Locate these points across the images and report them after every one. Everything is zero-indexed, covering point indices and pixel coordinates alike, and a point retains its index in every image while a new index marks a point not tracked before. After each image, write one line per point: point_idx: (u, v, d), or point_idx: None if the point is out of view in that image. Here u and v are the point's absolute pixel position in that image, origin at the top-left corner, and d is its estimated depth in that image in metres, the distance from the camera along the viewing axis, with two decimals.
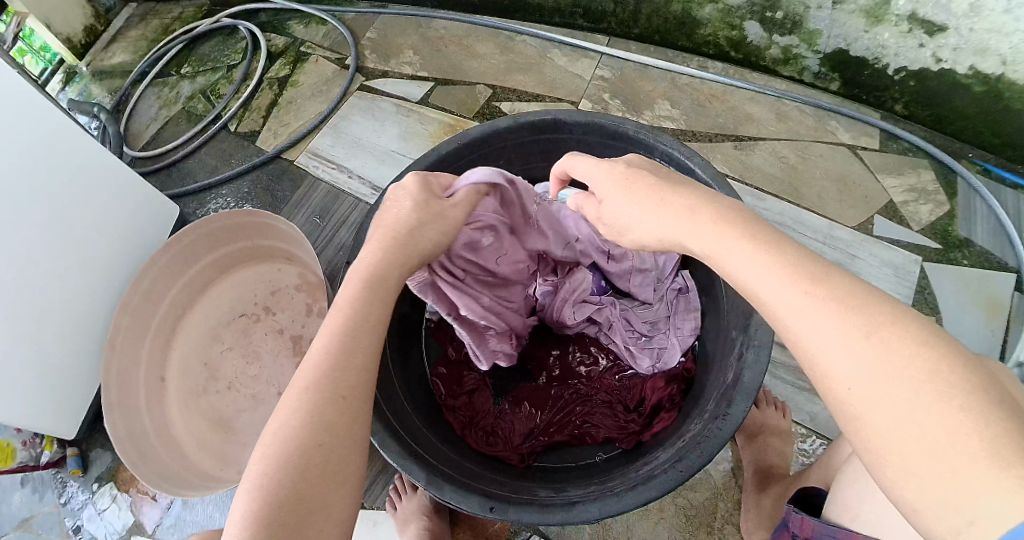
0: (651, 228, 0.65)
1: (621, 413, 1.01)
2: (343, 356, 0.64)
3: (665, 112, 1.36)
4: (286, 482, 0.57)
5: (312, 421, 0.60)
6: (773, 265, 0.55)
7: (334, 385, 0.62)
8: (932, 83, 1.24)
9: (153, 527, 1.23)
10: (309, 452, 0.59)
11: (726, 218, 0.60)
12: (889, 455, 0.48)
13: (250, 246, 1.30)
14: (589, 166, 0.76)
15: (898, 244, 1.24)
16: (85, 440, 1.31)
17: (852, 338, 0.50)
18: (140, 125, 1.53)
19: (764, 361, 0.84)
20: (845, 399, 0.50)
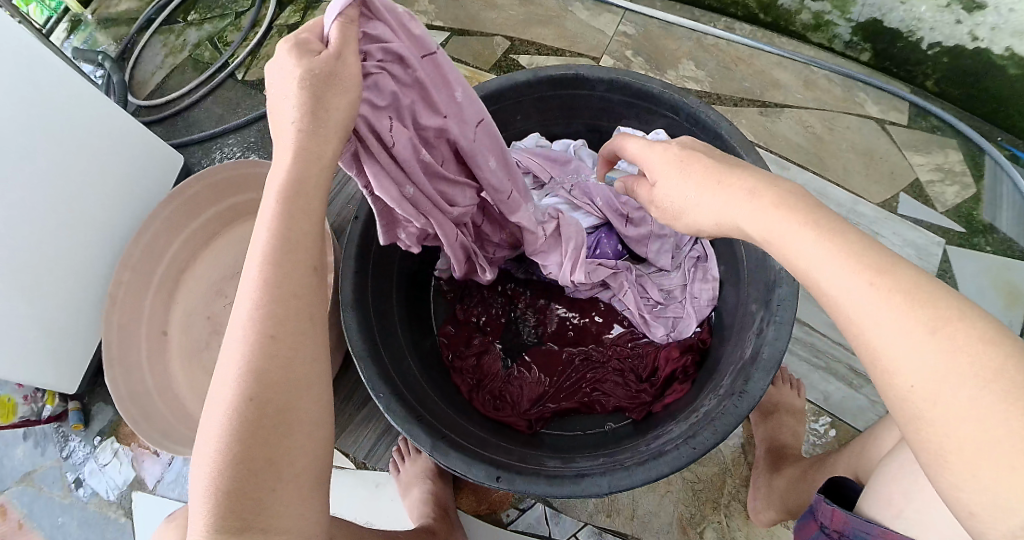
0: (709, 211, 0.60)
1: (633, 383, 0.98)
2: (287, 302, 0.55)
3: (689, 73, 1.31)
4: (248, 453, 0.52)
5: (263, 382, 0.53)
6: (834, 254, 0.50)
7: (282, 337, 0.54)
8: (967, 61, 1.20)
9: (155, 482, 1.22)
10: (267, 418, 0.53)
11: (788, 203, 0.54)
12: (935, 442, 0.45)
13: (257, 199, 1.26)
14: (640, 146, 0.70)
15: (921, 224, 1.20)
16: (87, 394, 1.28)
17: (917, 333, 0.46)
18: (146, 74, 1.49)
19: (785, 339, 0.80)
20: (907, 397, 0.46)
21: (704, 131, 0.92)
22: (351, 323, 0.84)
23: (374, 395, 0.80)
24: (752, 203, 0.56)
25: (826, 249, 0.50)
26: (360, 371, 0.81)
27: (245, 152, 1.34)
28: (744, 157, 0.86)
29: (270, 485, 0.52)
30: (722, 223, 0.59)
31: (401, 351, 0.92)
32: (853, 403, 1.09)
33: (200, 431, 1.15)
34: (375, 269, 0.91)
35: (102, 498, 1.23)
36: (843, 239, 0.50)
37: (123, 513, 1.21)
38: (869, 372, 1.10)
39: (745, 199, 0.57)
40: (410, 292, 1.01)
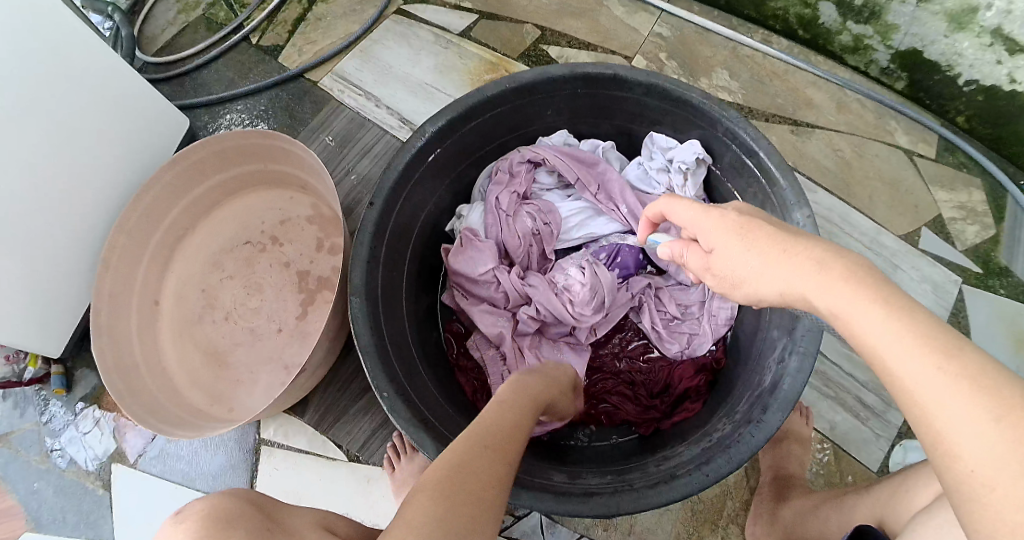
0: (773, 283, 0.59)
1: (643, 398, 0.95)
2: (505, 426, 0.67)
3: (722, 82, 1.28)
4: (457, 505, 0.56)
5: (474, 456, 0.61)
6: (904, 332, 0.49)
7: (497, 441, 0.65)
8: (1002, 103, 1.17)
9: (136, 457, 1.18)
10: (473, 481, 0.58)
11: (857, 277, 0.53)
12: (985, 523, 0.45)
13: (263, 169, 1.20)
14: (691, 212, 0.68)
15: (941, 260, 1.18)
16: (71, 358, 1.23)
17: (981, 421, 0.45)
18: (157, 29, 1.43)
19: (808, 372, 0.77)
20: (966, 481, 0.46)
21: (740, 148, 0.89)
22: (358, 314, 0.82)
23: (379, 395, 0.79)
24: (820, 278, 0.55)
25: (888, 318, 0.50)
26: (364, 366, 0.80)
27: (254, 119, 1.29)
28: (783, 181, 0.84)
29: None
30: (789, 296, 0.58)
31: (408, 347, 0.90)
32: (859, 435, 1.06)
33: (188, 409, 1.11)
34: (387, 260, 0.88)
35: (80, 468, 1.18)
36: (911, 310, 0.50)
37: (101, 485, 1.17)
38: (878, 406, 1.07)
39: (813, 273, 0.56)
40: (419, 282, 0.98)
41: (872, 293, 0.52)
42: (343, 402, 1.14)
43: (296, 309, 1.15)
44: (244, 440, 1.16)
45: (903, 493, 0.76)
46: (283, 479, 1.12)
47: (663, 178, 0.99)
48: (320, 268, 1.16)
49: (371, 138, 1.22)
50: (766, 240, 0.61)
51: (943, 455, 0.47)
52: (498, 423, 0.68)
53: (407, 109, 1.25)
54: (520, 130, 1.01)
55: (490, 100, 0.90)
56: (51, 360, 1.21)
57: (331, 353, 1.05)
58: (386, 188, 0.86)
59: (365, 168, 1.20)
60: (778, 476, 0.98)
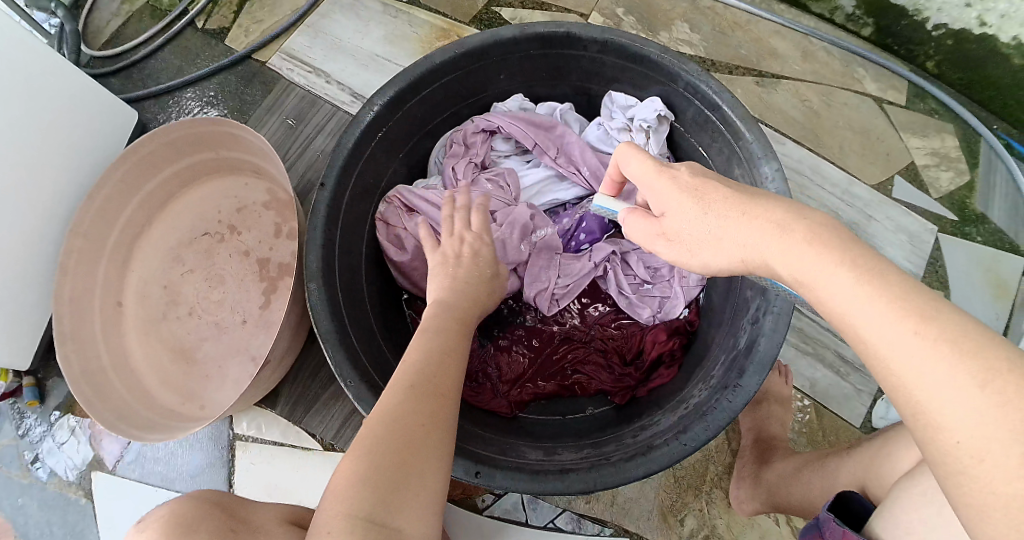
0: (734, 247, 0.56)
1: (617, 366, 0.93)
2: (429, 360, 0.67)
3: (683, 36, 1.25)
4: (383, 460, 0.57)
5: (399, 404, 0.62)
6: (877, 299, 0.47)
7: (423, 386, 0.64)
8: (971, 46, 1.15)
9: (115, 462, 1.15)
10: (399, 432, 0.59)
11: (824, 240, 0.51)
12: (975, 494, 0.43)
13: (216, 158, 1.16)
14: (643, 167, 0.66)
15: (915, 210, 1.16)
16: (42, 368, 1.19)
17: (965, 389, 0.43)
18: (101, 21, 1.37)
19: (784, 331, 0.75)
20: (951, 452, 0.44)
21: (703, 102, 0.86)
22: (316, 301, 0.79)
23: (343, 382, 0.76)
24: (781, 238, 0.53)
25: (859, 285, 0.47)
26: (326, 354, 0.77)
27: (205, 106, 1.25)
28: (748, 133, 0.81)
29: (395, 495, 0.56)
30: (749, 261, 0.56)
31: (372, 331, 0.87)
32: (839, 391, 1.05)
33: (159, 410, 1.07)
34: (343, 242, 0.85)
35: (61, 478, 1.14)
36: (883, 273, 0.48)
37: (83, 494, 1.13)
38: (857, 360, 1.06)
39: (774, 235, 0.53)
40: (379, 264, 0.95)
41: (834, 256, 0.49)
42: (314, 390, 1.11)
43: (260, 298, 1.11)
44: (219, 438, 1.12)
45: (887, 451, 0.74)
46: (261, 475, 1.09)
47: (624, 137, 0.95)
48: (281, 255, 1.12)
49: (324, 117, 1.18)
50: (721, 203, 0.58)
51: (923, 424, 0.45)
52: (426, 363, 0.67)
53: (359, 84, 1.21)
54: (474, 97, 0.97)
55: (439, 68, 0.87)
56: (22, 372, 1.17)
57: (296, 342, 1.02)
58: (337, 167, 0.83)
59: (320, 148, 1.16)
60: (760, 438, 0.97)
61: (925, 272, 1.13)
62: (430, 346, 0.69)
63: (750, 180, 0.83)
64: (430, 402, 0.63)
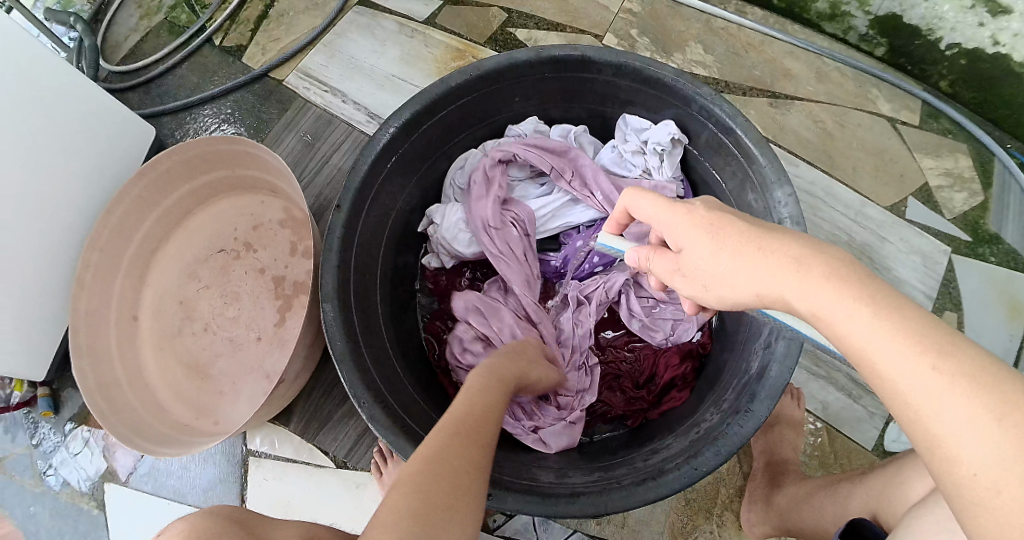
0: (750, 282, 0.56)
1: (629, 390, 0.94)
2: (469, 411, 0.67)
3: (696, 56, 1.25)
4: (431, 496, 0.55)
5: (444, 446, 0.60)
6: (895, 333, 0.46)
7: (466, 427, 0.64)
8: (985, 67, 1.15)
9: (127, 475, 1.15)
10: (446, 471, 0.58)
11: (840, 274, 0.50)
12: (991, 526, 0.43)
13: (232, 175, 1.17)
14: (654, 207, 0.66)
15: (929, 231, 1.15)
16: (56, 380, 1.20)
17: (982, 424, 0.43)
18: (119, 37, 1.38)
19: (796, 356, 0.75)
20: (969, 486, 0.44)
21: (717, 126, 0.86)
22: (331, 323, 0.79)
23: (358, 404, 0.76)
24: (799, 276, 0.52)
25: (875, 319, 0.47)
26: (341, 376, 0.77)
27: (222, 123, 1.26)
28: (762, 156, 0.81)
29: (440, 533, 0.53)
30: (765, 296, 0.55)
31: (387, 353, 0.88)
32: (852, 413, 1.05)
33: (173, 425, 1.09)
34: (358, 263, 0.86)
35: (73, 489, 1.15)
36: (899, 306, 0.48)
37: (95, 505, 1.14)
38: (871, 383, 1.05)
39: (792, 272, 0.53)
40: (393, 285, 0.96)
41: (852, 291, 0.49)
42: (328, 408, 1.11)
43: (274, 315, 1.12)
44: (232, 453, 1.13)
45: (900, 479, 0.74)
46: (272, 491, 1.10)
47: (638, 159, 0.97)
48: (295, 273, 1.13)
49: (340, 135, 1.20)
50: (734, 239, 0.58)
51: (940, 459, 0.45)
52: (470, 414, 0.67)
53: (374, 103, 1.22)
54: (489, 119, 0.98)
55: (454, 90, 0.87)
56: (37, 382, 1.18)
57: (310, 360, 1.02)
58: (353, 188, 0.83)
59: (334, 166, 1.17)
60: (772, 462, 0.97)
61: (938, 294, 1.12)
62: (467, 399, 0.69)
63: (764, 205, 0.83)
64: (476, 449, 0.62)
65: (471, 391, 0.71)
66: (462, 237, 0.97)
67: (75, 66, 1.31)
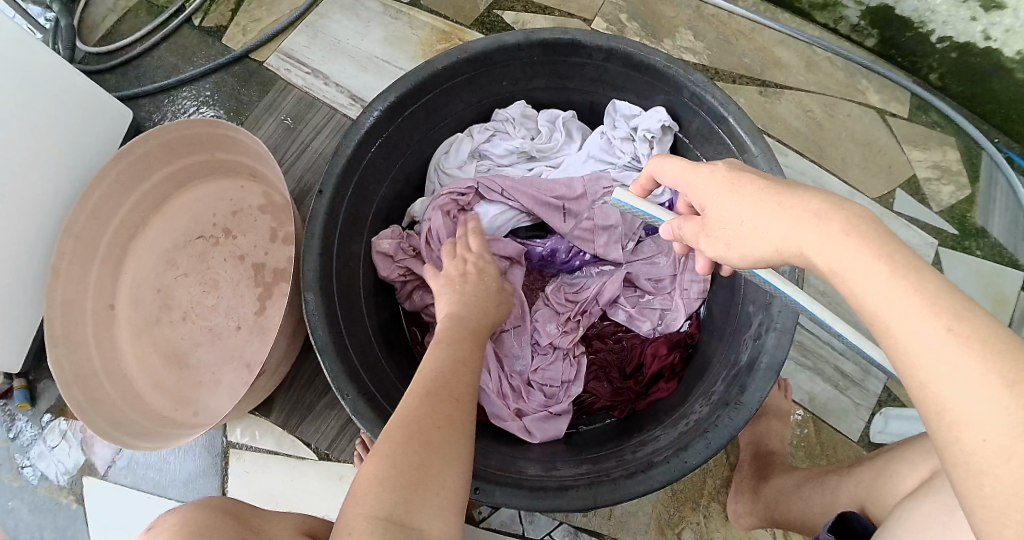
0: (769, 235, 0.55)
1: (616, 379, 0.93)
2: (442, 371, 0.66)
3: (686, 43, 1.24)
4: (404, 460, 0.56)
5: (414, 409, 0.61)
6: (912, 296, 0.45)
7: (437, 391, 0.63)
8: (975, 60, 1.15)
9: (106, 467, 1.12)
10: (417, 432, 0.58)
11: (860, 230, 0.49)
12: (998, 494, 0.42)
13: (210, 160, 1.14)
14: (681, 170, 0.67)
15: (917, 223, 1.15)
16: (32, 370, 1.17)
17: (993, 389, 0.42)
18: (96, 16, 1.34)
19: (787, 347, 0.74)
20: (976, 452, 0.42)
21: (709, 114, 0.85)
22: (313, 311, 0.77)
23: (340, 396, 0.74)
24: (818, 229, 0.51)
25: (893, 278, 0.46)
26: (323, 366, 0.75)
27: (201, 106, 1.23)
28: (753, 145, 0.80)
29: (417, 496, 0.54)
30: (783, 248, 0.54)
31: (369, 342, 0.86)
32: (838, 405, 1.04)
33: (152, 416, 1.06)
34: (341, 252, 0.84)
35: (52, 483, 1.12)
36: (919, 267, 0.47)
37: (74, 499, 1.11)
38: (857, 374, 1.05)
39: (811, 223, 0.52)
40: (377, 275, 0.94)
41: (869, 246, 0.48)
42: (310, 398, 1.09)
43: (254, 304, 1.09)
44: (212, 444, 1.10)
45: (887, 471, 0.73)
46: (255, 482, 1.08)
47: (628, 147, 0.95)
48: (276, 260, 1.10)
49: (321, 119, 1.17)
50: (752, 194, 0.58)
51: (947, 427, 0.44)
52: (446, 375, 0.66)
53: (356, 86, 1.20)
54: (476, 102, 0.96)
55: (440, 74, 0.85)
56: (12, 374, 1.15)
57: (291, 349, 1.00)
58: (336, 173, 0.81)
59: (316, 150, 1.14)
60: (758, 453, 0.96)
61: None
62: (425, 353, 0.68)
63: None
64: (448, 414, 0.61)
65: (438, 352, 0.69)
66: None
67: (52, 46, 1.27)
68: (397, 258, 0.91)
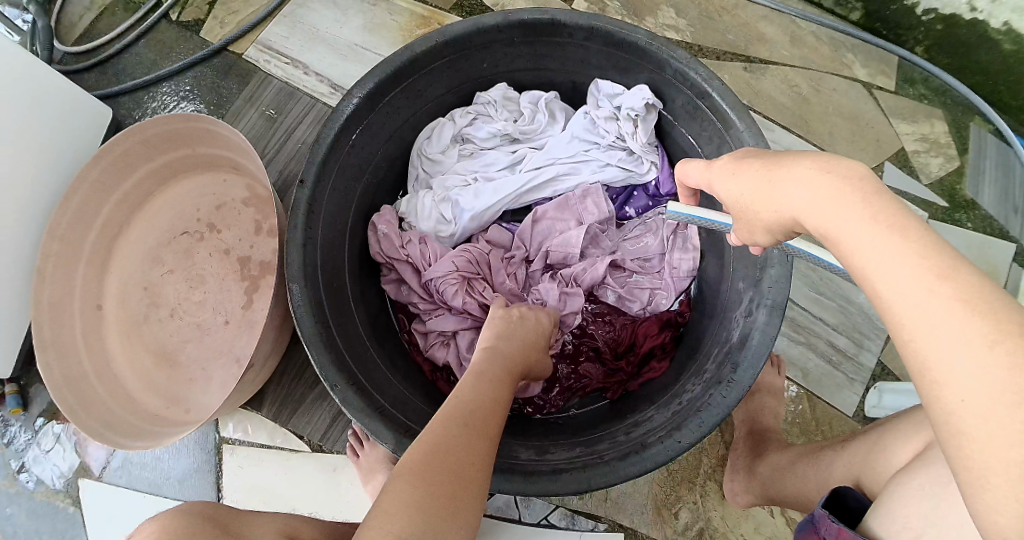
0: (783, 205, 0.54)
1: (608, 360, 0.92)
2: (481, 400, 0.65)
3: (669, 21, 1.23)
4: (436, 484, 0.56)
5: (447, 435, 0.60)
6: (902, 253, 0.45)
7: (472, 417, 0.63)
8: (961, 32, 1.14)
9: (102, 469, 1.12)
10: (450, 460, 0.58)
11: (855, 187, 0.49)
12: (979, 455, 0.42)
13: (192, 154, 1.13)
14: (701, 170, 0.68)
15: (906, 196, 1.14)
16: (23, 376, 1.15)
17: (975, 348, 0.42)
18: (74, 16, 1.32)
19: (777, 324, 0.73)
20: (956, 412, 0.42)
21: (692, 90, 0.84)
22: (299, 304, 0.76)
23: (329, 386, 0.73)
24: (814, 189, 0.51)
25: (877, 237, 0.46)
26: (310, 358, 0.74)
27: (181, 101, 1.21)
28: (737, 119, 0.79)
29: (442, 521, 0.54)
30: (786, 219, 0.54)
31: (357, 333, 0.85)
32: (831, 380, 1.04)
33: (144, 416, 1.05)
34: (325, 240, 0.82)
35: (48, 487, 1.11)
36: (908, 225, 0.46)
37: (71, 502, 1.11)
38: (850, 348, 1.05)
39: (806, 187, 0.51)
40: (363, 264, 0.93)
41: (858, 203, 0.48)
42: (300, 390, 1.08)
43: (242, 298, 1.08)
44: (205, 441, 1.10)
45: (881, 447, 0.73)
46: (250, 476, 1.07)
47: (612, 126, 0.94)
48: (261, 253, 1.09)
49: (302, 108, 1.15)
50: (752, 174, 0.58)
51: (929, 386, 0.43)
52: (479, 402, 0.65)
53: (337, 74, 1.18)
54: (457, 85, 0.95)
55: (419, 58, 0.84)
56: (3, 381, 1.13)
57: (279, 342, 0.99)
58: (317, 161, 0.80)
59: (298, 140, 1.13)
60: (753, 431, 0.96)
61: None
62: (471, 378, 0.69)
63: None
64: (479, 441, 0.61)
65: (473, 374, 0.69)
66: (443, 228, 0.95)
67: (30, 47, 1.25)
68: (383, 251, 0.92)
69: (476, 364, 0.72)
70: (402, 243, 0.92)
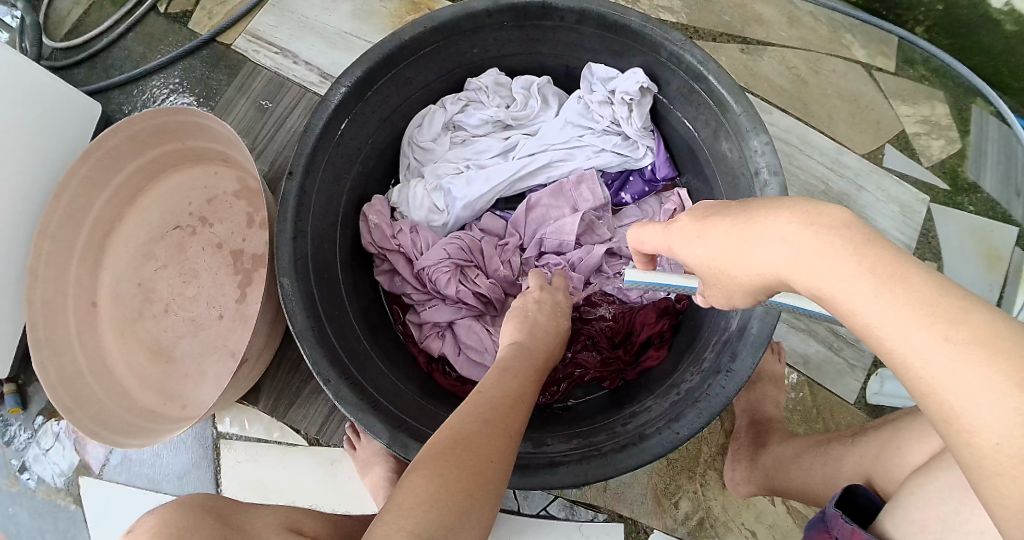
0: (769, 262, 0.51)
1: (605, 349, 0.91)
2: (503, 396, 0.64)
3: (664, 3, 1.21)
4: (453, 480, 0.55)
5: (469, 432, 0.59)
6: (903, 306, 0.44)
7: (492, 413, 0.62)
8: (962, 12, 1.12)
9: (101, 467, 1.11)
10: (467, 457, 0.56)
11: (831, 232, 0.48)
12: (1012, 495, 0.40)
13: (182, 148, 1.11)
14: (656, 235, 0.65)
15: (906, 178, 1.13)
16: (20, 374, 1.14)
17: (1000, 391, 0.40)
18: (61, 11, 1.30)
19: (777, 312, 0.72)
20: (988, 458, 0.41)
21: (688, 73, 0.82)
22: (291, 299, 0.75)
23: (323, 381, 0.72)
24: (795, 250, 0.49)
25: (880, 292, 0.45)
26: (303, 352, 0.73)
27: (171, 94, 1.20)
28: (734, 102, 0.77)
29: (455, 519, 0.53)
30: (767, 280, 0.52)
31: (351, 326, 0.84)
32: (832, 366, 1.03)
33: (140, 412, 1.04)
34: (314, 232, 0.81)
35: (48, 486, 1.11)
36: (904, 271, 0.45)
37: (72, 501, 1.10)
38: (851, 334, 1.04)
39: (787, 247, 0.50)
40: (355, 254, 0.92)
41: (850, 258, 0.47)
42: (295, 384, 1.07)
43: (235, 292, 1.07)
44: (203, 437, 1.09)
45: (887, 440, 0.72)
46: (247, 470, 1.06)
47: (606, 111, 0.92)
48: (254, 246, 1.08)
49: (293, 98, 1.14)
50: (721, 234, 0.56)
51: (957, 433, 0.42)
52: (501, 399, 0.64)
53: (328, 63, 1.17)
54: (448, 71, 0.93)
55: (408, 45, 0.82)
56: None
57: (273, 336, 0.98)
58: (305, 152, 0.78)
59: (289, 131, 1.12)
60: (755, 420, 0.95)
61: (917, 242, 1.10)
62: (498, 373, 0.68)
63: (739, 154, 0.79)
64: (501, 439, 0.60)
65: (496, 372, 0.69)
66: (437, 218, 0.94)
67: (18, 44, 1.23)
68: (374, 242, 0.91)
69: (502, 362, 0.71)
70: (393, 232, 0.90)
